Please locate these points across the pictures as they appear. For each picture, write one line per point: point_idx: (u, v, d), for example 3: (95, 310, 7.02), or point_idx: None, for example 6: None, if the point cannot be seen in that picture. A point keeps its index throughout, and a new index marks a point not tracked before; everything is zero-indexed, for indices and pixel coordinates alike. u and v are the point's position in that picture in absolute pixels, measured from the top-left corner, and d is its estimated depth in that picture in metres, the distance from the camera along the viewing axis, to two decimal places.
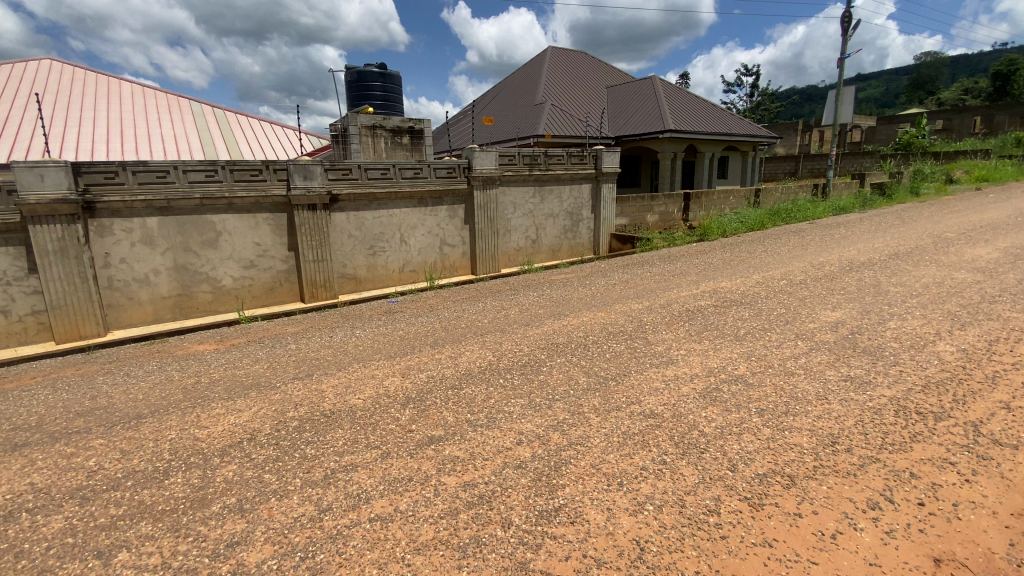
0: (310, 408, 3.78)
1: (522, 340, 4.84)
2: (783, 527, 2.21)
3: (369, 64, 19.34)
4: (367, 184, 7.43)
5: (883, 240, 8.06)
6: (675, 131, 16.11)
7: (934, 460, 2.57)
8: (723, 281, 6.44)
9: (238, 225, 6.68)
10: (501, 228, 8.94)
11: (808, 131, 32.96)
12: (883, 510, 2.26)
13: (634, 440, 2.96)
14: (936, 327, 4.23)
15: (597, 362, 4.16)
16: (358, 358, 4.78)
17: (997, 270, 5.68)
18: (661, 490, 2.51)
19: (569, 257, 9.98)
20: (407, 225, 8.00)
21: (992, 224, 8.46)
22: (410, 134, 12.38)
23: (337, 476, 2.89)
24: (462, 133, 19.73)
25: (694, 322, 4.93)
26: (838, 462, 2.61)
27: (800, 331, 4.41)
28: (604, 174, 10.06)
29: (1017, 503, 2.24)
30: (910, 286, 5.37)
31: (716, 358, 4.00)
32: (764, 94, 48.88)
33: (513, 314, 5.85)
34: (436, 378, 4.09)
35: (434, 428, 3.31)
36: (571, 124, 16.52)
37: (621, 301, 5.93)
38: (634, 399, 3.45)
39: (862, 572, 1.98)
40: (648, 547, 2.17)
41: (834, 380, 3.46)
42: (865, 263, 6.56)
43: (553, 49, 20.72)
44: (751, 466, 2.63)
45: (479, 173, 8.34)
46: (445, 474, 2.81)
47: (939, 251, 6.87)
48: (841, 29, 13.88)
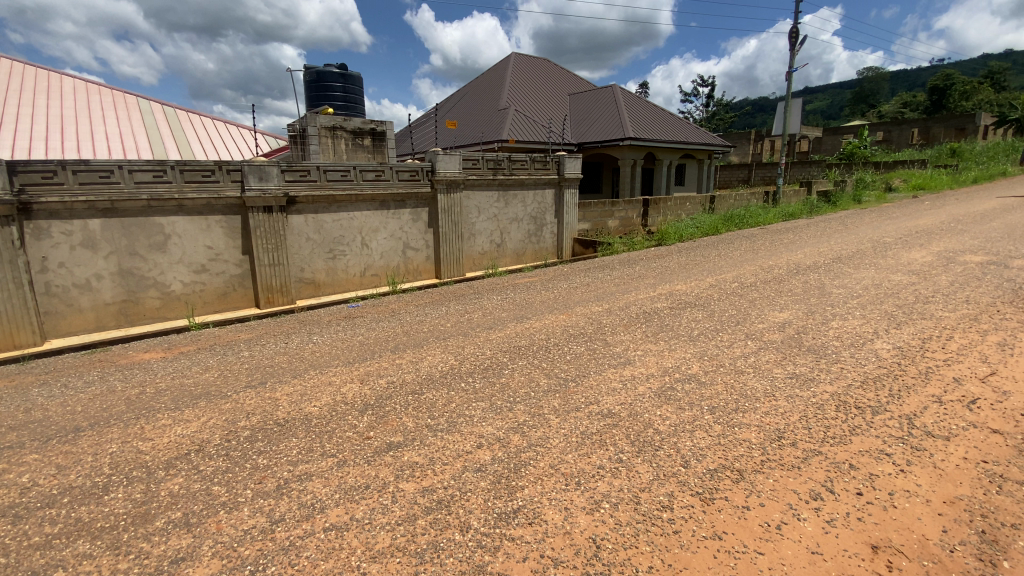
0: (262, 417, 3.65)
1: (484, 343, 4.83)
2: (732, 520, 2.29)
3: (329, 64, 18.97)
4: (326, 186, 7.27)
5: (828, 245, 8.49)
6: (635, 139, 16.52)
7: (872, 451, 2.72)
8: (680, 283, 6.64)
9: (189, 227, 6.39)
10: (465, 232, 8.91)
11: (760, 141, 34.47)
12: (825, 501, 2.37)
13: (592, 440, 3.01)
14: (875, 326, 4.49)
15: (557, 363, 4.20)
16: (315, 364, 4.65)
17: (931, 273, 6.08)
18: (618, 488, 2.55)
19: (533, 261, 10.04)
20: (368, 228, 7.86)
21: (927, 229, 9.04)
22: (371, 136, 12.20)
23: (290, 486, 2.80)
24: (425, 136, 19.60)
25: (652, 323, 5.05)
26: (784, 455, 2.73)
27: (750, 331, 4.60)
28: (567, 180, 10.20)
29: (948, 491, 2.40)
30: (851, 288, 5.69)
31: (671, 358, 4.12)
32: (719, 105, 50.91)
33: (475, 317, 5.84)
34: (396, 384, 4.02)
35: (393, 434, 3.26)
36: (534, 130, 16.70)
37: (582, 304, 6.02)
38: (593, 399, 3.51)
39: (805, 560, 2.07)
40: (605, 545, 2.20)
41: (780, 377, 3.62)
42: (811, 266, 6.90)
43: (517, 56, 20.94)
44: (703, 462, 2.71)
45: (443, 176, 8.30)
46: (404, 480, 2.76)
47: (879, 255, 7.30)
48: (789, 44, 14.59)
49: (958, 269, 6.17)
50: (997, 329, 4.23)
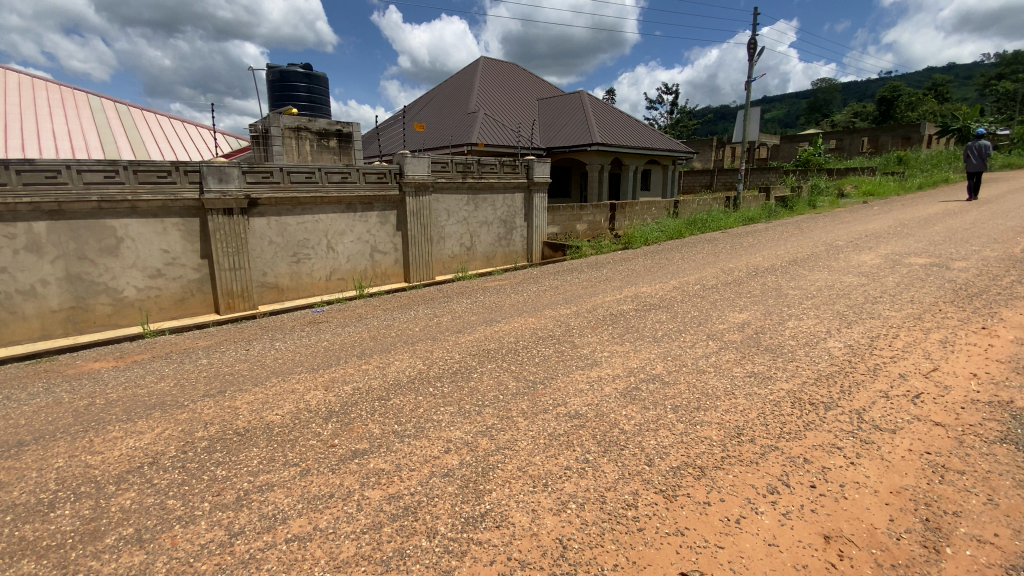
0: (221, 427, 3.52)
1: (453, 347, 4.80)
2: (694, 516, 2.34)
3: (293, 64, 18.59)
4: (289, 188, 7.11)
5: (784, 248, 8.84)
6: (602, 145, 16.81)
7: (825, 445, 2.84)
8: (645, 286, 6.79)
9: (143, 230, 6.12)
10: (434, 236, 8.85)
11: (722, 147, 35.61)
12: (781, 494, 2.47)
13: (559, 440, 3.03)
14: (828, 325, 4.69)
15: (525, 366, 4.22)
16: (277, 372, 4.53)
17: (879, 274, 6.41)
18: (584, 488, 2.58)
19: (503, 264, 10.06)
20: (334, 231, 7.71)
21: (875, 233, 9.53)
22: (337, 137, 11.97)
23: (251, 498, 2.71)
24: (393, 138, 19.38)
25: (618, 325, 5.15)
26: (743, 451, 2.82)
27: (711, 332, 4.74)
28: (536, 184, 10.27)
29: (894, 481, 2.53)
30: (805, 289, 5.95)
31: (637, 358, 4.21)
32: (683, 112, 52.39)
33: (444, 321, 5.81)
34: (363, 390, 3.94)
35: (358, 441, 3.19)
36: (503, 134, 16.77)
37: (551, 307, 6.08)
38: (561, 400, 3.54)
39: (762, 552, 2.14)
40: (571, 545, 2.22)
41: (739, 376, 3.74)
42: (768, 268, 7.17)
43: (485, 60, 21.00)
44: (666, 459, 2.78)
45: (411, 178, 8.23)
46: (370, 488, 2.71)
47: (831, 257, 7.65)
48: (748, 55, 15.13)
49: (904, 271, 6.52)
50: (938, 327, 4.48)
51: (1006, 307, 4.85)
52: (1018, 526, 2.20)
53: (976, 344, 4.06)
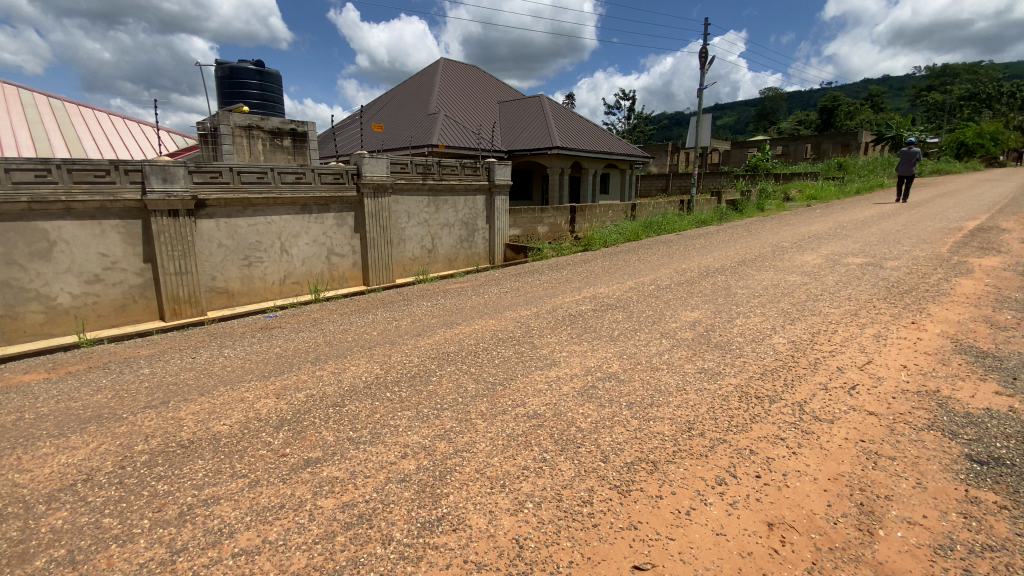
0: (164, 439, 3.34)
1: (412, 350, 4.74)
2: (647, 510, 2.40)
3: (244, 60, 17.94)
4: (240, 189, 6.84)
5: (734, 249, 9.21)
6: (562, 148, 17.03)
7: (769, 437, 2.97)
8: (602, 286, 6.92)
9: (79, 232, 5.74)
10: (394, 238, 8.72)
11: (677, 152, 36.77)
12: (728, 485, 2.56)
13: (517, 441, 3.04)
14: (773, 322, 4.92)
15: (485, 368, 4.21)
16: (225, 380, 4.33)
17: (819, 273, 6.78)
18: (541, 487, 2.60)
19: (465, 266, 10.02)
20: (288, 233, 7.47)
21: (818, 234, 10.07)
22: (292, 136, 11.62)
23: (195, 512, 2.58)
24: (350, 139, 18.99)
25: (576, 325, 5.22)
26: (693, 445, 2.91)
27: (664, 330, 4.87)
28: (496, 187, 10.28)
29: (832, 469, 2.67)
30: (753, 288, 6.22)
31: (594, 358, 4.27)
32: (640, 117, 53.81)
33: (403, 324, 5.72)
34: (316, 397, 3.82)
35: (311, 449, 3.10)
36: (464, 136, 16.74)
37: (511, 308, 6.09)
38: (520, 401, 3.55)
39: (710, 542, 2.21)
40: (527, 544, 2.22)
41: (691, 372, 3.87)
42: (719, 269, 7.46)
43: (445, 61, 20.88)
44: (621, 455, 2.83)
45: (369, 180, 8.07)
46: (322, 497, 2.63)
47: (776, 258, 8.02)
48: (700, 63, 15.70)
49: (842, 270, 6.92)
50: (872, 323, 4.78)
51: (932, 303, 5.21)
52: (943, 507, 2.36)
53: (905, 338, 4.35)
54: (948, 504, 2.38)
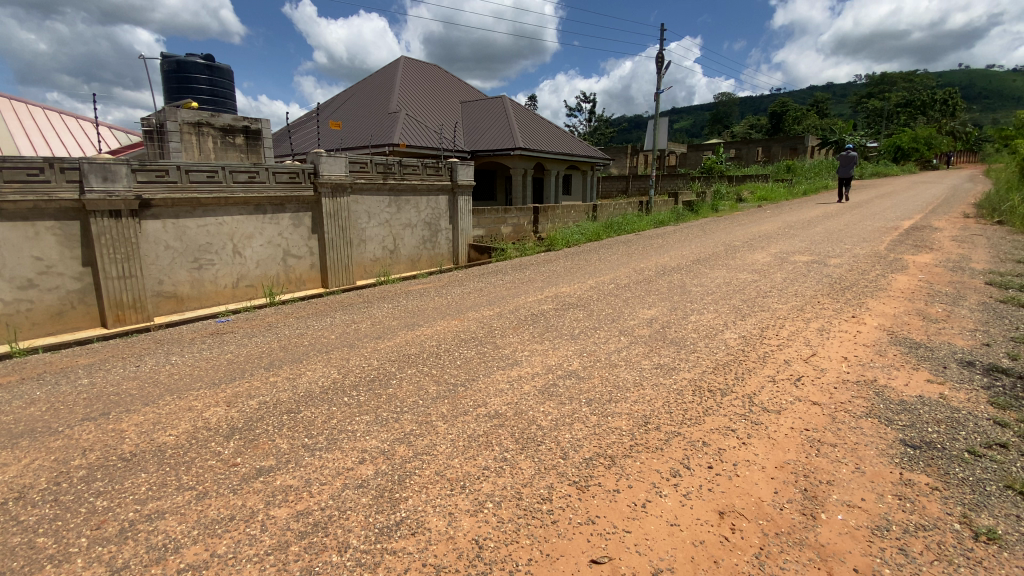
0: (103, 453, 3.15)
1: (371, 353, 4.65)
2: (605, 504, 2.44)
3: (192, 53, 17.18)
4: (189, 189, 6.54)
5: (690, 248, 9.48)
6: (525, 149, 17.12)
7: (721, 429, 3.07)
8: (564, 286, 6.98)
9: (8, 235, 5.34)
10: (354, 238, 8.54)
11: (637, 154, 37.62)
12: (683, 476, 2.63)
13: (478, 441, 3.03)
14: (725, 318, 5.10)
15: (446, 369, 4.17)
16: (171, 389, 4.12)
17: (769, 271, 7.07)
18: (501, 487, 2.60)
19: (428, 267, 9.92)
20: (241, 234, 7.20)
21: (768, 234, 10.50)
22: (245, 134, 11.19)
23: (137, 528, 2.44)
24: (307, 137, 18.47)
25: (538, 324, 5.25)
26: (649, 439, 2.98)
27: (623, 328, 4.97)
28: (459, 186, 10.23)
29: (779, 457, 2.79)
30: (706, 285, 6.43)
31: (554, 356, 4.31)
32: (601, 120, 54.78)
33: (363, 327, 5.60)
34: (270, 404, 3.69)
35: (264, 458, 2.99)
36: (425, 136, 16.58)
37: (473, 309, 6.05)
38: (481, 402, 3.54)
39: (665, 533, 2.27)
40: (487, 544, 2.22)
41: (647, 368, 3.96)
42: (675, 268, 7.67)
43: (405, 60, 20.61)
44: (580, 451, 2.87)
45: (327, 179, 7.86)
46: (275, 507, 2.55)
47: (729, 256, 8.33)
48: (657, 68, 16.10)
49: (789, 267, 7.24)
50: (816, 317, 5.03)
51: (871, 298, 5.53)
52: (880, 490, 2.50)
53: (846, 331, 4.60)
54: (885, 487, 2.52)
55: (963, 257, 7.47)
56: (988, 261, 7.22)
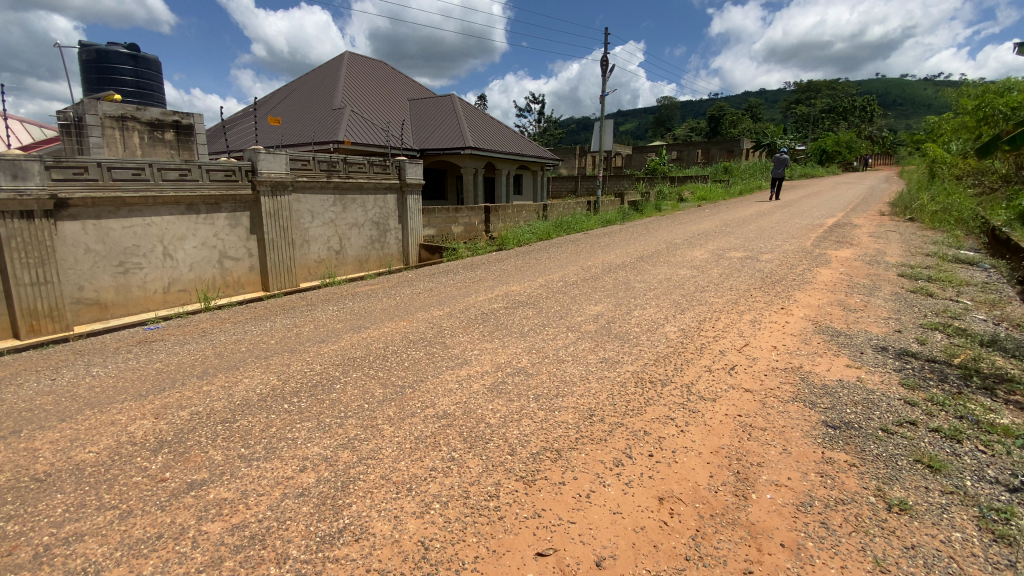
0: (12, 474, 2.88)
1: (315, 358, 4.49)
2: (551, 497, 2.48)
3: (114, 42, 15.98)
4: (112, 187, 6.07)
5: (635, 246, 9.78)
6: (475, 149, 17.07)
7: (661, 418, 3.19)
8: (514, 285, 7.01)
9: None
10: (297, 239, 8.23)
11: (585, 155, 38.37)
12: (625, 465, 2.72)
13: (425, 443, 2.99)
14: (665, 312, 5.30)
15: (393, 371, 4.10)
16: (92, 403, 3.81)
17: (707, 267, 7.41)
18: (448, 486, 2.58)
19: (376, 267, 9.71)
20: (172, 236, 6.77)
21: (707, 232, 11.01)
22: (175, 129, 10.51)
23: (52, 553, 2.25)
24: (245, 133, 17.63)
25: (488, 324, 5.24)
26: (594, 430, 3.06)
27: (570, 324, 5.06)
28: (408, 185, 10.07)
29: (713, 442, 2.93)
30: (649, 282, 6.66)
31: (503, 354, 4.33)
32: (550, 121, 55.51)
33: (305, 331, 5.40)
34: (203, 414, 3.50)
35: (195, 471, 2.83)
36: (372, 134, 16.21)
37: (423, 309, 5.99)
38: (428, 403, 3.50)
39: (608, 522, 2.33)
40: (432, 545, 2.20)
41: (593, 362, 4.06)
42: (620, 265, 7.88)
43: (351, 55, 20.07)
44: (527, 446, 2.90)
45: (265, 177, 7.52)
46: (208, 522, 2.41)
47: (671, 253, 8.66)
48: (602, 70, 16.48)
49: (726, 263, 7.61)
50: (749, 309, 5.32)
51: (798, 291, 5.91)
52: (804, 468, 2.68)
53: (776, 322, 4.89)
54: (808, 465, 2.71)
55: (878, 252, 8.13)
56: (900, 255, 7.88)
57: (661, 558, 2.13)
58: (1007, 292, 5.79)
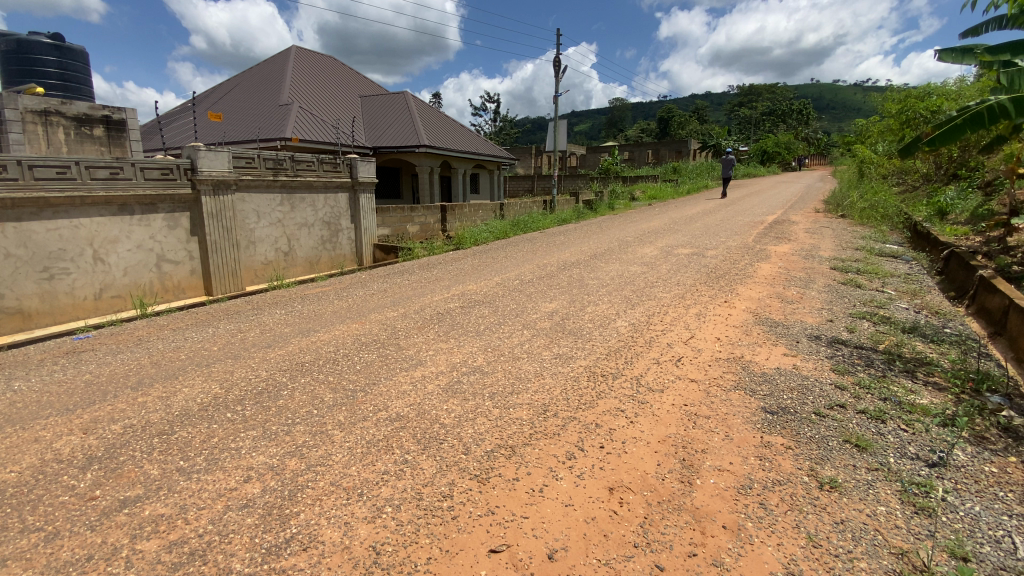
0: None
1: (260, 364, 4.33)
2: (504, 494, 2.50)
3: (36, 31, 14.82)
4: (34, 187, 5.63)
5: (590, 244, 9.97)
6: (430, 147, 16.87)
7: (612, 410, 3.28)
8: (470, 284, 6.99)
9: None
10: (242, 240, 7.89)
11: (540, 155, 38.71)
12: (577, 458, 2.77)
13: (378, 446, 2.94)
14: (617, 308, 5.43)
15: (343, 375, 4.00)
16: (12, 420, 3.53)
17: (657, 263, 7.65)
18: (400, 490, 2.55)
19: (328, 268, 9.45)
20: (104, 238, 6.35)
21: (657, 229, 11.36)
22: (105, 125, 9.84)
23: None
24: (185, 129, 16.74)
25: (444, 324, 5.20)
26: (548, 425, 3.10)
27: (525, 322, 5.09)
28: (360, 183, 9.85)
29: (661, 432, 3.03)
30: (602, 278, 6.81)
31: (459, 354, 4.31)
32: (506, 120, 55.70)
33: (250, 336, 5.19)
34: (137, 427, 3.30)
35: (129, 487, 2.67)
36: (323, 131, 15.75)
37: (376, 310, 5.89)
38: (381, 406, 3.44)
39: (560, 514, 2.37)
40: (384, 550, 2.17)
41: (548, 358, 4.12)
42: (574, 263, 8.00)
43: (298, 50, 19.41)
44: (482, 445, 2.91)
45: (206, 175, 7.16)
46: (144, 539, 2.29)
47: (623, 251, 8.88)
48: (557, 71, 16.69)
49: (674, 259, 7.88)
50: (695, 303, 5.53)
51: (741, 285, 6.20)
52: (745, 453, 2.82)
53: (720, 314, 5.11)
54: (749, 450, 2.85)
55: (814, 247, 8.63)
56: (833, 249, 8.40)
57: (611, 547, 2.18)
58: (927, 282, 6.28)
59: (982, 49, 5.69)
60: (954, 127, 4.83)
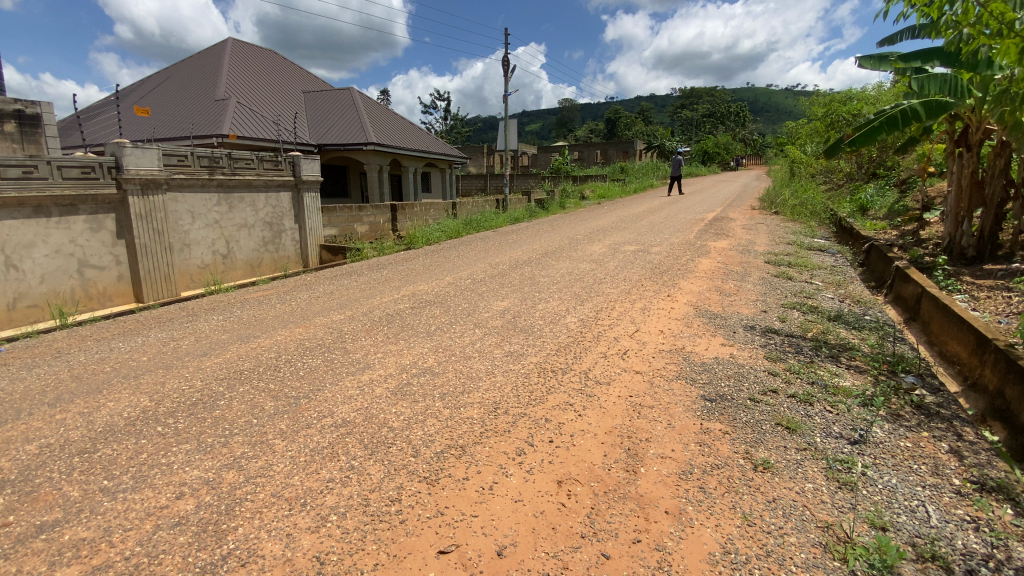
0: None
1: (195, 373, 4.11)
2: (454, 494, 2.49)
3: None
4: None
5: (541, 242, 10.07)
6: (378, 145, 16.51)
7: (561, 404, 3.34)
8: (421, 284, 6.91)
9: None
10: (175, 242, 7.44)
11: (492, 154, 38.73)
12: (527, 454, 2.81)
13: (322, 454, 2.86)
14: (566, 305, 5.52)
15: (286, 382, 3.85)
16: None
17: (605, 260, 7.83)
18: (346, 497, 2.49)
19: (271, 271, 9.08)
20: (15, 243, 5.81)
21: (605, 227, 11.63)
22: (16, 119, 9.02)
23: None
24: (109, 124, 15.56)
25: (393, 325, 5.12)
26: (498, 423, 3.12)
27: (477, 321, 5.09)
28: (304, 183, 9.51)
29: (608, 424, 3.11)
30: (552, 276, 6.90)
31: (409, 355, 4.26)
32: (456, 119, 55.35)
33: (184, 344, 4.91)
34: (55, 446, 3.06)
35: (45, 512, 2.47)
36: (263, 128, 15.09)
37: (322, 314, 5.71)
38: (326, 412, 3.35)
39: (509, 510, 2.40)
40: (329, 559, 2.11)
41: (499, 356, 4.14)
42: (525, 261, 8.07)
43: (236, 42, 18.48)
44: (431, 446, 2.89)
45: (134, 173, 6.70)
46: (63, 566, 2.12)
47: (573, 249, 9.03)
48: (507, 70, 16.75)
49: (622, 256, 8.10)
50: (640, 298, 5.71)
51: (683, 279, 6.44)
52: (686, 440, 2.94)
53: (664, 308, 5.31)
54: (689, 437, 2.97)
55: (750, 242, 9.11)
56: (767, 244, 8.90)
57: (559, 539, 2.22)
58: (850, 273, 6.76)
59: (897, 57, 6.19)
60: (873, 129, 5.22)
